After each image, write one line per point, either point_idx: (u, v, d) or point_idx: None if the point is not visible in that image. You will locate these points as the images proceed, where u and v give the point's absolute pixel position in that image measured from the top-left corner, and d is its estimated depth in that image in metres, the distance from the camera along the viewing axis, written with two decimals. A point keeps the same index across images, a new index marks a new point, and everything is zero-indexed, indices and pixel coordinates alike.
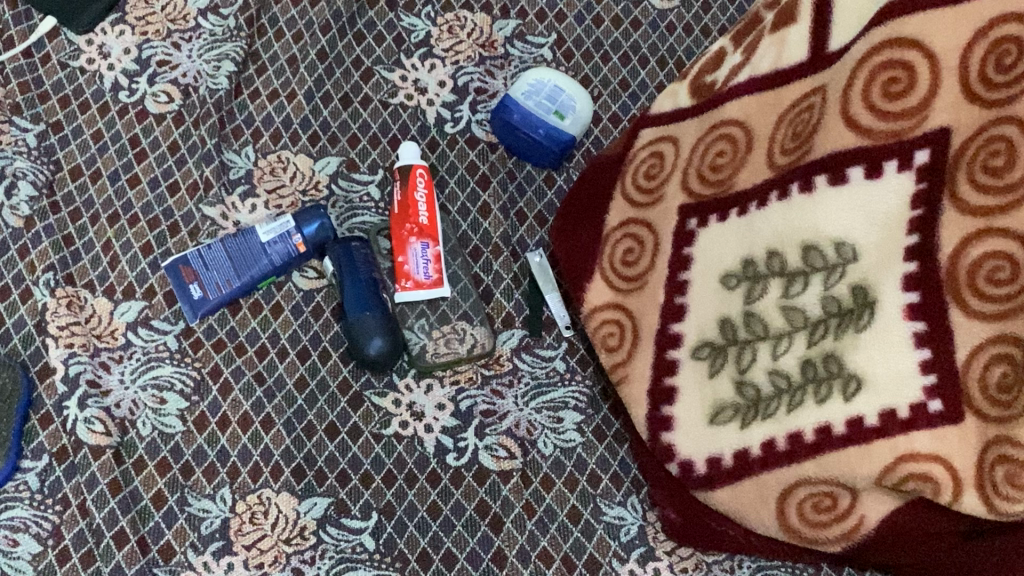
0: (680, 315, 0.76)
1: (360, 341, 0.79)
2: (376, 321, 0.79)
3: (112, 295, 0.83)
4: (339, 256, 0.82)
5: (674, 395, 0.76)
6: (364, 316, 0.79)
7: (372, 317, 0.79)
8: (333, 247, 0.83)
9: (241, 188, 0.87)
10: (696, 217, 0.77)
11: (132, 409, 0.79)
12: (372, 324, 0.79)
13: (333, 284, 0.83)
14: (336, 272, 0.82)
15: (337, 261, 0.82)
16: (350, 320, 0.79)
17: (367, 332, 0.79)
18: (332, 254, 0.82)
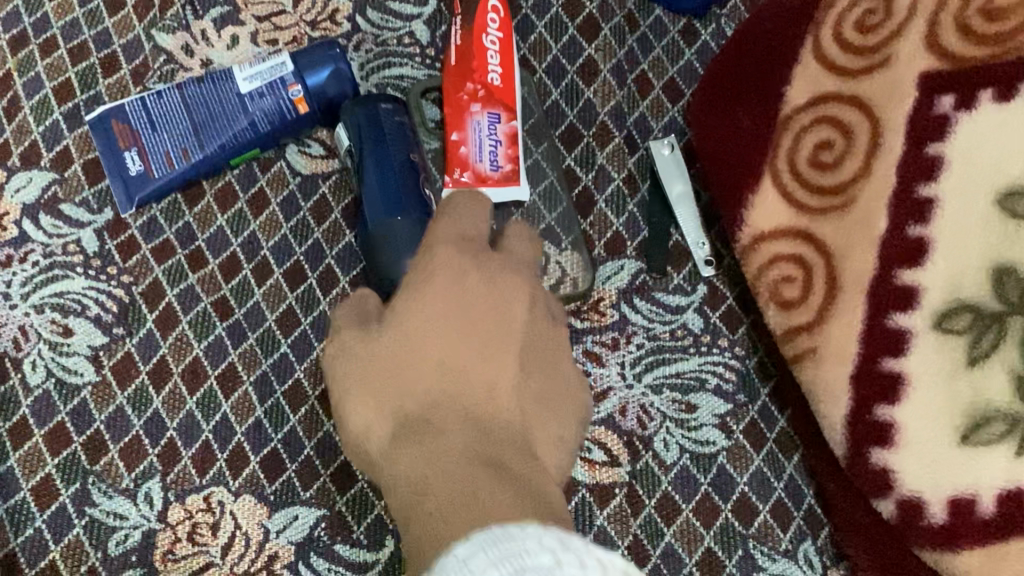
0: (918, 257, 0.46)
1: (388, 261, 0.49)
2: (413, 231, 0.50)
3: (4, 160, 0.53)
4: (362, 124, 0.52)
5: (898, 390, 0.46)
6: (395, 221, 0.50)
7: (408, 224, 0.50)
8: (352, 110, 0.52)
9: (219, 10, 0.56)
10: (957, 93, 0.47)
11: (17, 341, 0.50)
12: (408, 236, 0.50)
13: (348, 166, 0.53)
14: (355, 149, 0.52)
15: (358, 132, 0.52)
16: (373, 228, 0.50)
17: (399, 248, 0.49)
18: (351, 121, 0.52)
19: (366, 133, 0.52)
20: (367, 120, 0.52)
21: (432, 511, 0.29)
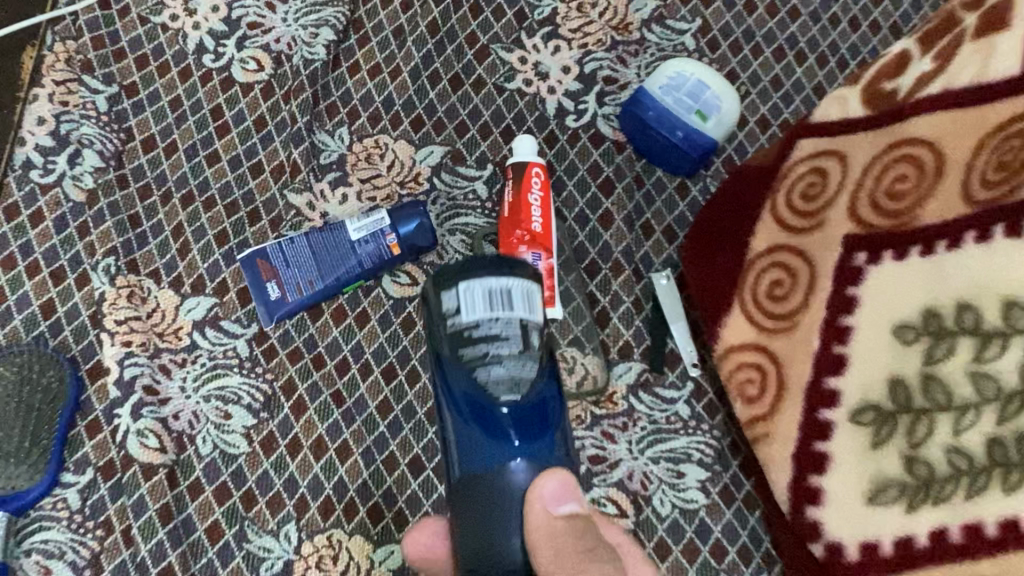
0: (840, 367, 0.64)
1: (500, 489, 0.48)
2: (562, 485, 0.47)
3: (179, 288, 0.73)
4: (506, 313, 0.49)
5: (825, 463, 0.65)
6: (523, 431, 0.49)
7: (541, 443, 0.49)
8: (495, 306, 0.49)
9: (333, 175, 0.76)
10: (866, 251, 0.65)
11: (192, 423, 0.69)
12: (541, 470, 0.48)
13: (434, 315, 0.51)
14: (495, 377, 0.49)
15: (525, 360, 0.49)
16: (467, 421, 0.49)
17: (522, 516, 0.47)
18: (492, 315, 0.49)
19: (516, 370, 0.49)
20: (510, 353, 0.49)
21: None
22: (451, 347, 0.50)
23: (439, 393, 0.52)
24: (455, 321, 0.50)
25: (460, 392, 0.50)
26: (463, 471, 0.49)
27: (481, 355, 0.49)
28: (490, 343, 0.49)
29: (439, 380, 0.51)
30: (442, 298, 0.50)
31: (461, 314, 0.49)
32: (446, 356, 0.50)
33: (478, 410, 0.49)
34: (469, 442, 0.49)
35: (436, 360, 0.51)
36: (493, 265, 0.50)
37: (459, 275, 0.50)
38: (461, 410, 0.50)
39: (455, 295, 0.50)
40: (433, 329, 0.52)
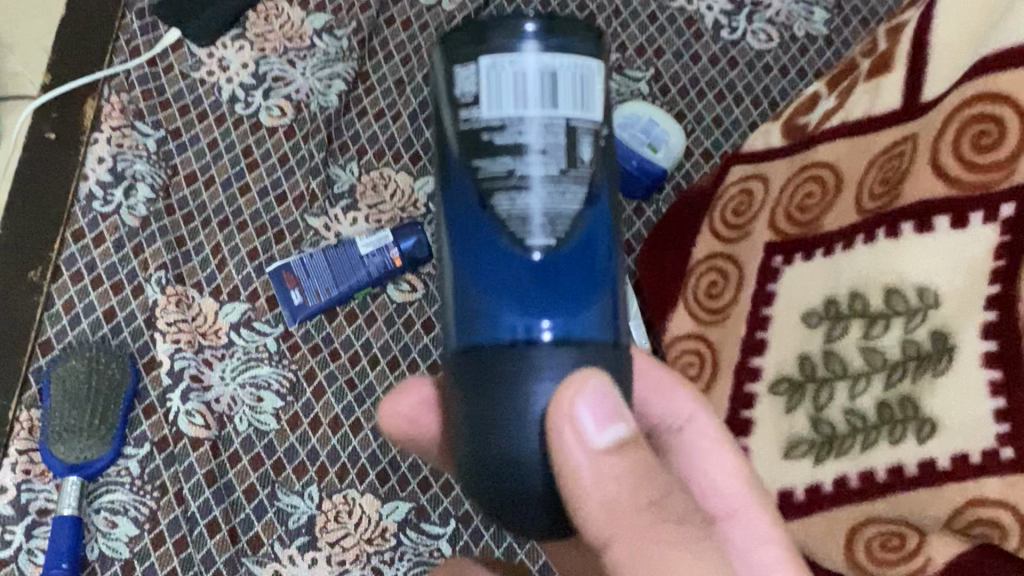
0: (761, 349, 0.80)
1: (511, 376, 0.39)
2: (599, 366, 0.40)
3: (218, 295, 0.87)
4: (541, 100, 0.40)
5: (749, 428, 0.80)
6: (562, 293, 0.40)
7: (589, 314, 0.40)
8: (522, 90, 0.39)
9: (344, 202, 0.91)
10: (781, 255, 0.80)
11: (230, 405, 0.83)
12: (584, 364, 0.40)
13: (443, 95, 0.42)
14: (526, 181, 0.40)
15: (568, 188, 0.40)
16: (472, 248, 0.41)
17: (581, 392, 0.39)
18: (524, 91, 0.39)
19: (560, 184, 0.40)
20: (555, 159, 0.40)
21: None
22: (461, 132, 0.41)
23: (432, 196, 0.43)
24: (469, 104, 0.40)
25: (479, 199, 0.41)
26: (464, 337, 0.41)
27: (502, 150, 0.40)
28: (523, 132, 0.40)
29: (441, 174, 0.42)
30: (448, 77, 0.41)
31: (480, 100, 0.40)
32: (454, 159, 0.41)
33: (487, 257, 0.40)
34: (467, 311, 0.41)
35: (436, 145, 0.42)
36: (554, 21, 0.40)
37: (480, 41, 0.40)
38: (472, 214, 0.41)
39: (478, 66, 0.40)
40: (439, 115, 0.42)
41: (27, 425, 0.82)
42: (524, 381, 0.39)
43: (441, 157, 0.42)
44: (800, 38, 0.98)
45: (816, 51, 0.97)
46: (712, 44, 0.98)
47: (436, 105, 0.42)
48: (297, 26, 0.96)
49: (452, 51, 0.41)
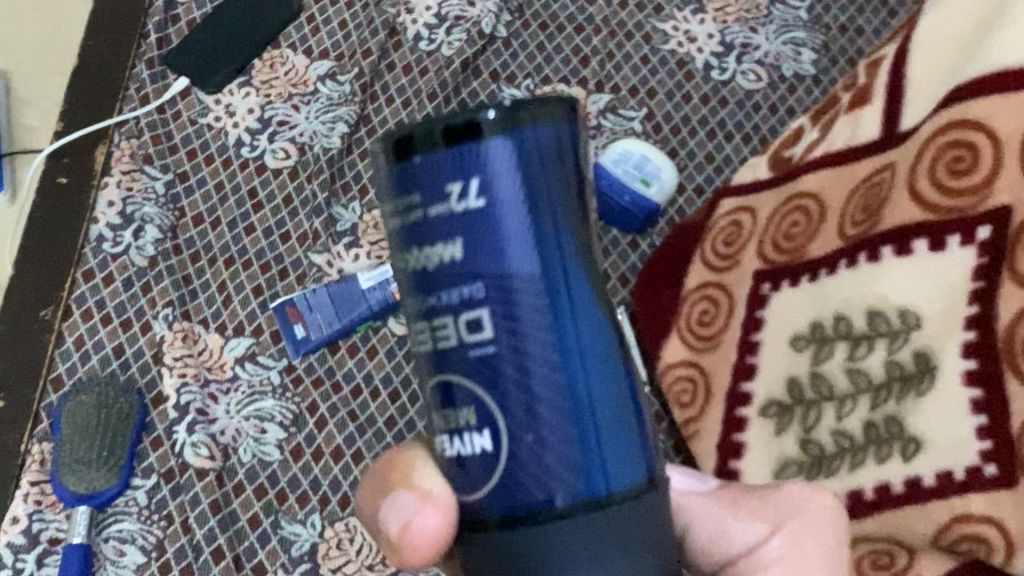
0: (751, 374, 0.82)
1: (534, 555, 0.35)
2: (633, 520, 0.36)
3: (224, 331, 0.90)
4: (525, 209, 0.35)
5: (743, 450, 0.82)
6: (579, 444, 0.36)
7: (610, 459, 0.36)
8: (505, 211, 0.35)
9: (346, 240, 0.94)
10: (770, 281, 0.82)
11: (235, 436, 0.86)
12: (615, 522, 0.36)
13: None
14: (521, 324, 0.35)
15: None
16: (471, 405, 0.36)
17: (615, 554, 0.35)
18: (510, 209, 0.35)
19: (558, 313, 0.36)
20: (547, 287, 0.36)
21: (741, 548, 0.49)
22: (433, 265, 0.36)
23: (409, 323, 0.38)
24: (439, 232, 0.35)
25: (469, 349, 0.36)
26: (484, 506, 0.37)
27: (489, 296, 0.35)
28: (510, 269, 0.35)
29: (416, 306, 0.37)
30: (405, 189, 0.36)
31: (457, 234, 0.35)
32: (430, 298, 0.36)
33: (491, 420, 0.36)
34: (481, 476, 0.37)
35: (406, 267, 0.37)
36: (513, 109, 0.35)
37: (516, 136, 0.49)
38: (466, 365, 0.36)
39: (444, 184, 0.35)
40: (401, 231, 0.37)
41: (39, 457, 0.85)
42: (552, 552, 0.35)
43: (416, 287, 0.37)
44: (789, 78, 1.00)
45: (804, 90, 1.00)
46: (703, 84, 1.00)
47: (397, 216, 0.37)
48: (301, 73, 0.99)
49: (400, 160, 0.35)
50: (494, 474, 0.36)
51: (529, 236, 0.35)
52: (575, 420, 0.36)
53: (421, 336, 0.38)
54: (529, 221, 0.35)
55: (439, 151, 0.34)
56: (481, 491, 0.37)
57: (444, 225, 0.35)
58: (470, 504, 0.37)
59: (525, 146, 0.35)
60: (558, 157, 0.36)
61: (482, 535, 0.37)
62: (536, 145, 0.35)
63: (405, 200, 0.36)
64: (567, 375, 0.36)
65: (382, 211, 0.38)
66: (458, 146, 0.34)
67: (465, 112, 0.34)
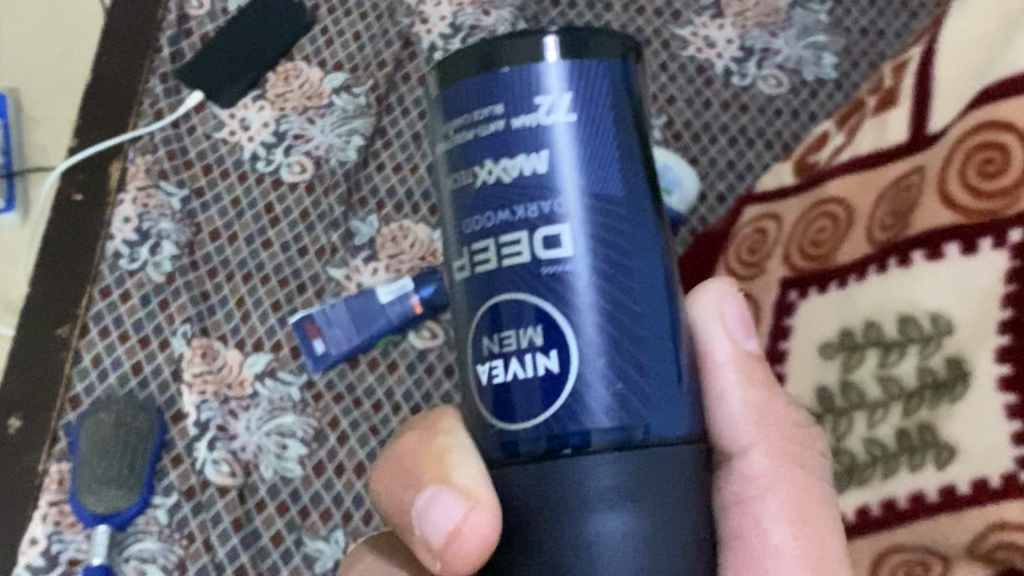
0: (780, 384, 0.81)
1: (578, 480, 0.40)
2: (671, 469, 0.41)
3: (243, 347, 0.88)
4: (591, 133, 0.42)
5: None
6: (636, 360, 0.41)
7: (657, 389, 0.41)
8: (586, 131, 0.42)
9: (364, 253, 0.93)
10: (797, 289, 0.82)
11: (256, 453, 0.85)
12: (653, 457, 0.41)
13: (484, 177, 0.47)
14: (592, 238, 0.41)
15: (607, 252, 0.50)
16: (533, 319, 0.41)
17: (652, 482, 0.40)
18: (591, 129, 0.42)
19: (624, 236, 0.42)
20: (619, 210, 0.42)
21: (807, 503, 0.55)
22: (512, 175, 0.42)
23: (468, 244, 0.43)
24: (524, 140, 0.41)
25: (538, 264, 0.41)
26: (534, 428, 0.41)
27: (567, 210, 0.41)
28: (585, 186, 0.42)
29: (479, 219, 0.43)
30: (490, 103, 0.42)
31: (541, 145, 0.41)
32: (503, 210, 0.42)
33: (555, 330, 0.41)
34: (531, 397, 0.41)
35: (476, 181, 0.43)
36: (594, 42, 0.42)
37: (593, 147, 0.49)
38: (535, 278, 0.41)
39: (535, 100, 0.41)
40: (476, 144, 0.42)
41: (57, 477, 0.84)
42: (596, 481, 0.40)
43: (487, 200, 0.42)
44: (810, 81, 0.99)
45: (826, 94, 0.99)
46: (723, 90, 1.00)
47: (473, 130, 0.42)
48: (316, 85, 0.98)
49: (490, 71, 0.42)
50: (556, 398, 0.41)
51: (609, 165, 0.42)
52: (631, 344, 0.41)
53: (482, 255, 0.43)
54: (610, 147, 0.42)
55: (530, 69, 0.41)
56: (531, 408, 0.41)
57: (531, 132, 0.41)
58: (515, 426, 0.41)
59: (599, 77, 0.42)
60: (628, 96, 0.43)
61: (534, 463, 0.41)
62: (618, 83, 0.43)
63: (487, 113, 0.42)
64: (630, 295, 0.42)
65: (448, 134, 0.44)
66: (546, 58, 0.41)
67: (549, 32, 0.42)
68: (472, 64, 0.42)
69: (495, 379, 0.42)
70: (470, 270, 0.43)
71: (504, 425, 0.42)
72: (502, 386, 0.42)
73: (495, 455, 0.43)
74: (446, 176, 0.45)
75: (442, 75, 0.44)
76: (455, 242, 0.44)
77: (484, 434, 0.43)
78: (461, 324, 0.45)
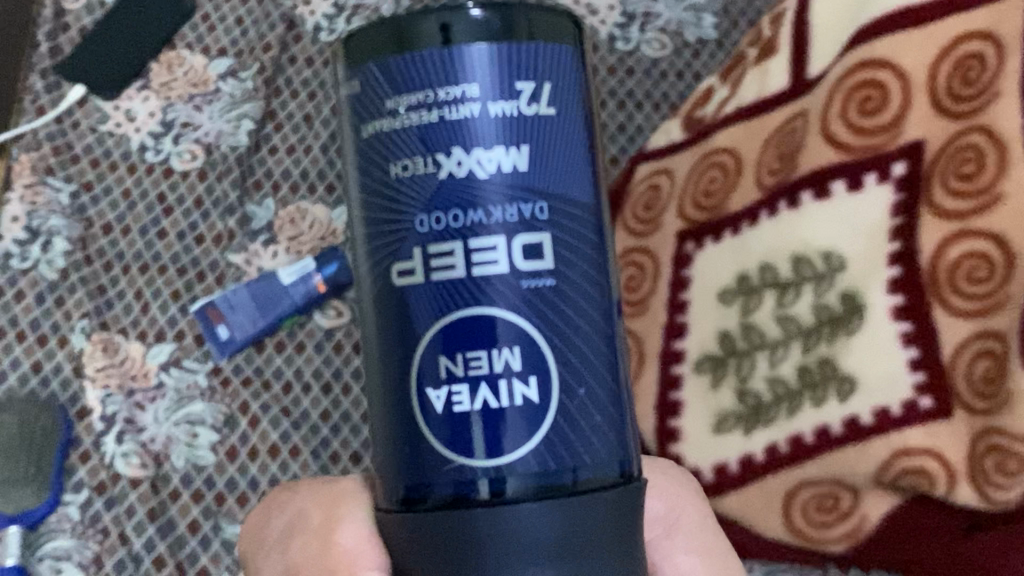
0: (683, 333, 0.82)
1: (506, 530, 0.36)
2: (607, 510, 0.38)
3: (144, 338, 0.88)
4: (558, 129, 0.38)
5: (680, 409, 0.82)
6: (601, 384, 0.39)
7: (609, 426, 0.39)
8: (562, 129, 0.38)
9: (263, 237, 0.92)
10: (693, 240, 0.83)
11: (166, 443, 0.86)
12: (588, 505, 0.37)
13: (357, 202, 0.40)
14: (565, 246, 0.38)
15: None
16: (508, 340, 0.37)
17: (585, 530, 0.37)
18: (566, 127, 0.38)
19: (584, 247, 0.39)
20: (580, 214, 0.39)
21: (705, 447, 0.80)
22: (465, 174, 0.37)
23: (419, 246, 0.38)
24: (474, 133, 0.37)
25: (519, 277, 0.37)
26: (484, 465, 0.37)
27: (547, 216, 0.38)
28: (562, 191, 0.38)
29: (440, 218, 0.37)
30: (459, 81, 0.36)
31: (522, 141, 0.37)
32: (470, 211, 0.37)
33: (536, 355, 0.37)
34: (484, 434, 0.37)
35: (437, 171, 0.37)
36: (548, 20, 0.38)
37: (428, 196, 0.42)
38: (502, 288, 0.37)
39: (517, 86, 0.37)
40: (437, 129, 0.37)
41: None
42: (530, 533, 0.36)
43: (450, 197, 0.37)
44: (692, 43, 1.00)
45: (708, 54, 1.00)
46: (608, 56, 1.00)
47: (434, 111, 0.37)
48: (201, 72, 0.96)
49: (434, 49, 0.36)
50: (537, 427, 0.37)
51: (568, 164, 0.38)
52: (590, 356, 0.39)
53: (443, 260, 0.37)
54: (566, 140, 0.38)
55: (508, 47, 0.37)
56: (491, 442, 0.37)
57: (511, 123, 0.37)
58: (474, 462, 0.37)
59: (556, 64, 0.38)
60: (580, 82, 0.39)
61: (450, 510, 0.37)
62: (577, 65, 0.39)
63: (455, 94, 0.36)
64: (583, 311, 0.38)
65: (389, 112, 0.38)
66: (478, 40, 0.36)
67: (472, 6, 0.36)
68: (415, 35, 0.37)
69: (450, 405, 0.37)
70: (421, 278, 0.38)
71: (460, 459, 0.37)
72: (458, 413, 0.37)
73: (405, 495, 0.38)
74: (380, 163, 0.38)
75: (349, 54, 0.39)
76: (392, 243, 0.39)
77: (412, 459, 0.38)
78: (390, 339, 0.39)
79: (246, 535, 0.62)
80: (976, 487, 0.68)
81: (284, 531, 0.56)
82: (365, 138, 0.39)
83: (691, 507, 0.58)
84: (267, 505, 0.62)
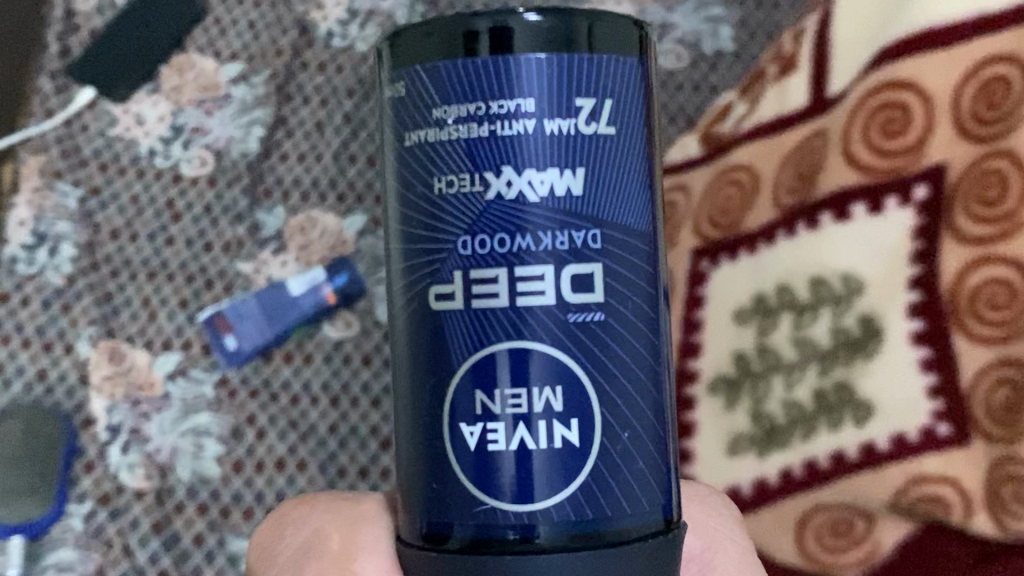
0: (696, 352, 0.81)
1: None
2: (645, 563, 0.37)
3: (151, 347, 0.88)
4: (615, 150, 0.38)
5: (693, 430, 0.81)
6: (645, 425, 0.39)
7: (651, 472, 0.39)
8: (620, 149, 0.38)
9: (272, 246, 0.91)
10: (708, 258, 0.82)
11: (172, 454, 0.86)
12: (623, 558, 0.37)
13: (395, 212, 0.40)
14: (613, 277, 0.38)
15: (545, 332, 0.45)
16: (550, 379, 0.37)
17: None
18: (624, 147, 0.38)
19: (634, 279, 0.38)
20: (633, 242, 0.38)
21: (718, 468, 0.79)
22: (513, 194, 0.36)
23: (460, 270, 0.37)
24: (526, 152, 0.36)
25: (566, 310, 0.37)
26: (518, 509, 0.36)
27: (599, 245, 0.37)
28: (616, 218, 0.38)
29: (484, 241, 0.37)
30: (514, 95, 0.36)
31: (577, 163, 0.37)
32: (516, 236, 0.37)
33: (579, 393, 0.37)
34: (520, 472, 0.37)
35: (484, 191, 0.37)
36: (613, 29, 0.37)
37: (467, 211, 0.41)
38: (544, 321, 0.37)
39: (576, 103, 0.36)
40: (486, 145, 0.36)
41: None
42: None
43: (496, 218, 0.37)
44: (709, 55, 0.99)
45: (725, 66, 0.99)
46: None
47: (485, 125, 0.36)
48: (211, 76, 0.93)
49: (490, 58, 0.36)
50: (575, 474, 0.37)
51: (623, 190, 0.38)
52: (633, 398, 0.38)
53: (485, 287, 0.37)
54: (622, 163, 0.38)
55: (569, 60, 0.36)
56: (525, 486, 0.36)
57: (566, 142, 0.36)
58: (506, 506, 0.37)
59: (619, 78, 0.37)
60: (642, 98, 0.39)
61: (472, 556, 0.37)
62: (641, 81, 0.38)
63: (510, 108, 0.36)
64: (627, 349, 0.38)
65: (435, 121, 0.37)
66: (539, 52, 0.36)
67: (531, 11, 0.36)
68: (470, 40, 0.36)
69: (484, 442, 0.37)
70: (460, 304, 0.37)
71: (491, 502, 0.37)
72: (494, 451, 0.37)
73: (431, 531, 0.38)
74: (424, 175, 0.38)
75: (398, 53, 0.38)
76: (431, 264, 0.38)
77: (438, 498, 0.38)
78: (425, 365, 0.39)
79: (252, 550, 0.58)
80: (992, 517, 0.66)
81: (301, 548, 0.55)
82: (409, 146, 0.38)
83: (727, 541, 0.57)
84: (280, 518, 0.58)
